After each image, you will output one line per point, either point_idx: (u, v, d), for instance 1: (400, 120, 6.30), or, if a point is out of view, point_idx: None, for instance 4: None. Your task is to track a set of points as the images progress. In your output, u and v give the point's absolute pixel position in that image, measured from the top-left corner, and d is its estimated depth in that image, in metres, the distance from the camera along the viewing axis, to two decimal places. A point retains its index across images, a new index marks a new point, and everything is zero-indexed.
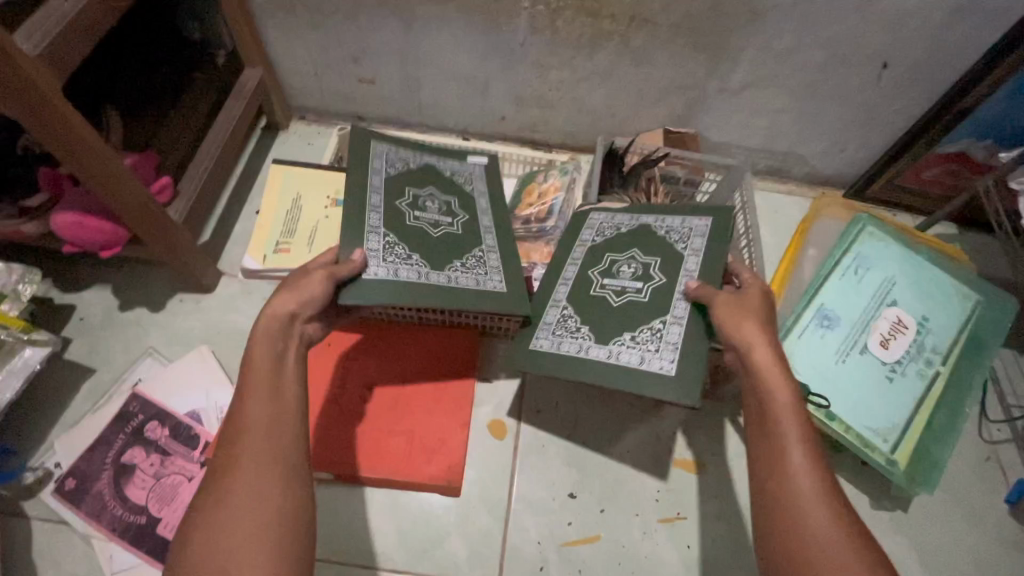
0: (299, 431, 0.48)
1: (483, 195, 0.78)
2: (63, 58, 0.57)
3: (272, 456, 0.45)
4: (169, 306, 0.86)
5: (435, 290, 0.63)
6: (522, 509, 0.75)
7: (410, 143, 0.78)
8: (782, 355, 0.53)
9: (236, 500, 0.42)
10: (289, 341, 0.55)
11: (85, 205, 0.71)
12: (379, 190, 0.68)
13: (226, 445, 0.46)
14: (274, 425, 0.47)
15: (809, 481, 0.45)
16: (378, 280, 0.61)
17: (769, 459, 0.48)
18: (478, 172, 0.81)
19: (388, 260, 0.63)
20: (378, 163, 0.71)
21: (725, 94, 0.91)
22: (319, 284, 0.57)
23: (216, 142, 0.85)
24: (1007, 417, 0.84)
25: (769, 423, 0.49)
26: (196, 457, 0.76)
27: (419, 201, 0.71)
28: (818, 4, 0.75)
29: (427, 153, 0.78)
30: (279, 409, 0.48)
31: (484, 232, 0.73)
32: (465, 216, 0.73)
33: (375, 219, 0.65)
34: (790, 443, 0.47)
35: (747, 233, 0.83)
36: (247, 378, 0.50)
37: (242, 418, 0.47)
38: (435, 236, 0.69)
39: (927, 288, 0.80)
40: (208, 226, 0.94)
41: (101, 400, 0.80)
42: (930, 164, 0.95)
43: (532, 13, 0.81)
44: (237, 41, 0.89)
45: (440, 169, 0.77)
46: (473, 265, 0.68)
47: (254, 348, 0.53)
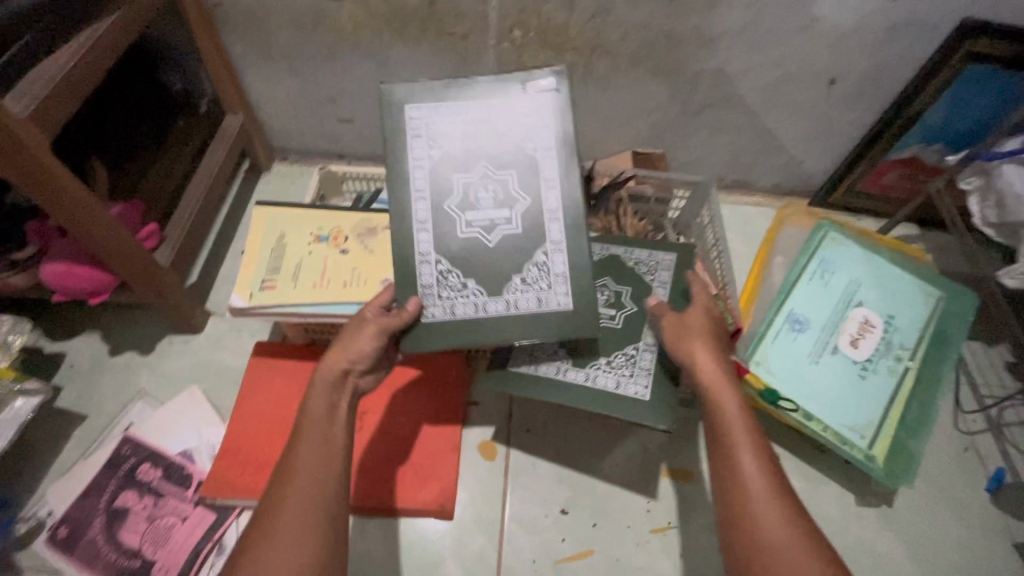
0: (340, 476, 0.52)
1: (549, 154, 0.65)
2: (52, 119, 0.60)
3: (314, 497, 0.50)
4: (158, 349, 0.88)
5: (497, 321, 0.63)
6: (516, 529, 0.76)
7: (456, 93, 0.66)
8: (725, 366, 0.57)
9: (281, 536, 0.47)
10: (343, 393, 0.59)
11: (74, 254, 0.73)
12: (424, 196, 0.64)
13: (277, 484, 0.51)
14: (321, 470, 0.52)
15: (758, 485, 0.49)
16: (438, 321, 0.63)
17: (723, 466, 0.51)
18: (545, 111, 0.65)
19: (443, 295, 0.63)
20: (416, 150, 0.64)
21: (686, 114, 0.96)
22: (370, 337, 0.60)
23: (201, 187, 0.88)
24: (980, 406, 0.87)
25: (720, 436, 0.53)
26: (189, 497, 0.76)
27: (470, 195, 0.64)
28: (764, 29, 0.80)
29: (475, 103, 0.65)
30: (325, 455, 0.53)
31: (550, 220, 0.64)
32: (527, 201, 0.64)
33: (423, 243, 0.64)
34: (740, 450, 0.51)
35: (717, 245, 0.86)
36: (301, 427, 0.55)
37: (295, 462, 0.52)
38: (492, 246, 0.64)
39: (890, 288, 0.84)
40: (195, 268, 0.96)
41: (92, 446, 0.80)
42: (888, 170, 1.00)
43: (499, 50, 0.85)
44: (218, 90, 0.92)
45: (494, 126, 0.65)
46: (534, 279, 0.64)
47: (311, 396, 0.58)
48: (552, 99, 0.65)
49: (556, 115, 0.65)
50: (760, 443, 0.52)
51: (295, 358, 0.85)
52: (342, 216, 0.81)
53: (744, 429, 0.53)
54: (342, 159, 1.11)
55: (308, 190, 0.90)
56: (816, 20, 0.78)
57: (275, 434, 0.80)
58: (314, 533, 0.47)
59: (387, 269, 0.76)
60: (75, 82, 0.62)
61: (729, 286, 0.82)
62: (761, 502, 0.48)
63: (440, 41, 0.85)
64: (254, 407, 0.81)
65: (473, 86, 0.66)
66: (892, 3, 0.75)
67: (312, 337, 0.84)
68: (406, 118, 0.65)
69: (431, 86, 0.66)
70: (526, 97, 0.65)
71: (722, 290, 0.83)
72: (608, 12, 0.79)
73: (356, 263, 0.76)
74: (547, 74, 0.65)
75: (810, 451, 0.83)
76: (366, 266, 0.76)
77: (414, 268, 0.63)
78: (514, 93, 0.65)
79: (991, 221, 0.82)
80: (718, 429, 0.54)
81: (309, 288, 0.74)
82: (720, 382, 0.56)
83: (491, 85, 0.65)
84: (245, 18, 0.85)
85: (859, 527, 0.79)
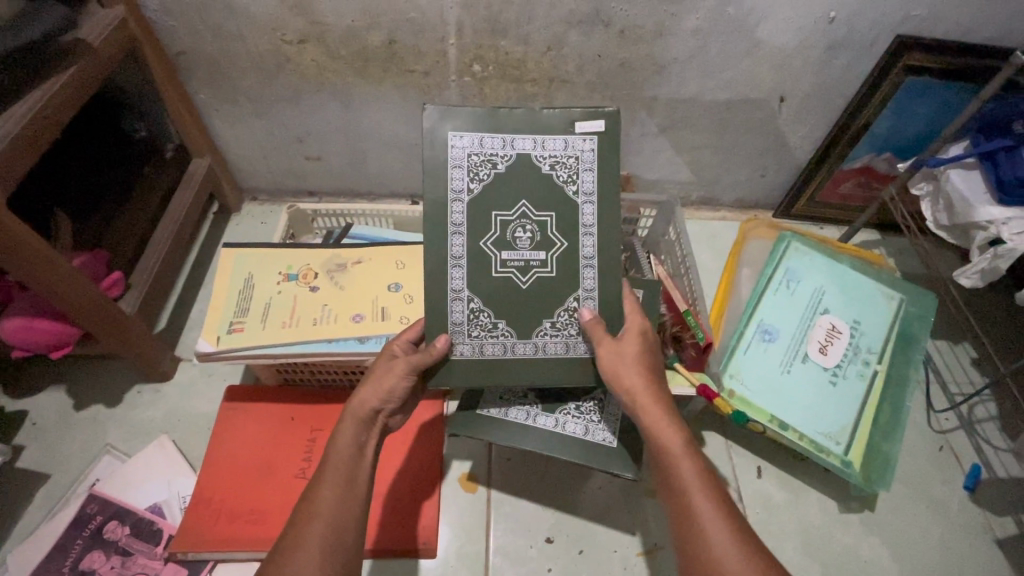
0: (361, 520, 0.51)
1: (590, 198, 0.65)
2: (7, 173, 0.59)
3: (333, 542, 0.48)
4: (127, 399, 0.86)
5: (525, 364, 0.66)
6: (502, 562, 0.75)
7: (501, 125, 0.63)
8: (665, 400, 0.57)
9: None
10: (372, 432, 0.57)
11: (34, 308, 0.71)
12: (461, 233, 0.63)
13: (294, 525, 0.49)
14: (343, 512, 0.50)
15: (715, 526, 0.48)
16: (466, 359, 0.65)
17: (681, 515, 0.50)
18: (591, 153, 0.64)
19: (473, 335, 0.64)
20: (457, 182, 0.63)
21: (647, 137, 0.99)
22: (401, 377, 0.58)
23: (167, 232, 0.88)
24: (952, 404, 0.89)
25: (670, 473, 0.52)
26: (160, 554, 0.73)
27: (508, 234, 0.64)
28: (711, 54, 0.84)
29: (521, 138, 0.63)
30: (349, 495, 0.51)
31: (585, 265, 0.65)
32: (564, 244, 0.64)
33: (457, 280, 0.63)
34: (693, 489, 0.50)
35: (684, 261, 0.86)
36: (328, 462, 0.53)
37: (315, 503, 0.50)
38: (525, 286, 0.65)
39: (853, 295, 0.86)
40: (164, 314, 0.95)
41: (58, 504, 0.77)
42: (845, 178, 1.04)
43: (460, 84, 0.88)
44: (184, 136, 0.93)
45: (540, 163, 0.64)
46: (564, 324, 0.65)
47: (340, 433, 0.56)
48: (599, 142, 0.64)
49: (601, 158, 0.64)
50: (710, 482, 0.51)
51: (269, 400, 0.84)
52: (313, 254, 0.81)
53: (688, 465, 0.52)
54: (313, 196, 1.12)
55: (277, 230, 0.90)
56: (761, 43, 0.82)
57: (252, 476, 0.78)
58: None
59: (357, 303, 0.76)
60: (32, 133, 0.62)
61: (699, 302, 0.83)
62: (724, 549, 0.46)
63: (403, 78, 0.87)
64: (226, 452, 0.79)
65: (519, 118, 0.64)
66: (829, 25, 0.79)
67: (285, 377, 0.84)
68: (449, 145, 0.63)
69: (476, 113, 0.63)
70: (573, 137, 0.64)
71: (692, 305, 0.84)
72: (562, 44, 0.82)
73: (326, 301, 0.76)
74: (597, 116, 0.64)
75: (789, 460, 0.84)
76: (336, 302, 0.76)
77: (446, 306, 0.63)
78: (561, 132, 0.64)
79: (942, 223, 0.84)
80: (668, 475, 0.52)
81: (278, 328, 0.73)
82: (658, 421, 0.55)
83: (537, 120, 0.64)
84: (207, 65, 0.86)
85: (844, 534, 0.79)
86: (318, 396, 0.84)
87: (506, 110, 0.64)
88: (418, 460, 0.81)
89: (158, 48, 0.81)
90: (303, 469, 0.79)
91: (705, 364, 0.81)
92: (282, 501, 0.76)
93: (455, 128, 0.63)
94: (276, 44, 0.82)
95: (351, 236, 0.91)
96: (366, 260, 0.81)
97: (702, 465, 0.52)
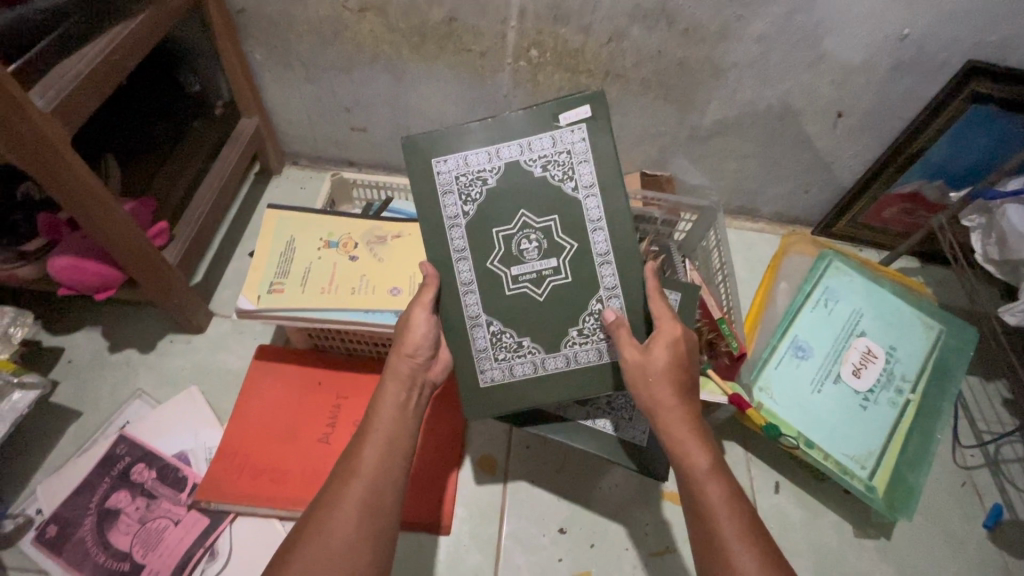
0: (400, 485, 0.52)
1: (591, 191, 0.63)
2: (77, 113, 0.60)
3: (378, 483, 0.51)
4: (159, 347, 0.87)
5: (557, 378, 0.66)
6: (513, 546, 0.76)
7: (482, 140, 0.63)
8: (692, 416, 0.56)
9: (333, 537, 0.47)
10: (413, 389, 0.60)
11: (83, 248, 0.72)
12: (465, 257, 0.64)
13: (344, 463, 0.52)
14: (383, 474, 0.52)
15: (742, 556, 0.47)
16: (497, 382, 0.66)
17: (705, 539, 0.50)
18: (582, 143, 0.62)
19: (501, 358, 0.65)
20: (451, 208, 0.63)
21: (695, 140, 0.98)
22: (425, 321, 0.62)
23: (213, 187, 0.88)
24: (979, 441, 0.88)
25: (695, 494, 0.52)
26: (183, 500, 0.75)
27: (514, 247, 0.64)
28: (773, 62, 0.82)
29: (507, 145, 0.63)
30: (388, 459, 0.53)
31: (601, 263, 0.64)
32: (573, 246, 0.64)
33: (472, 307, 0.64)
34: (720, 515, 0.50)
35: (722, 270, 0.86)
36: (372, 423, 0.55)
37: (361, 449, 0.53)
38: (542, 298, 0.65)
39: (892, 321, 0.84)
40: (200, 268, 0.97)
41: (87, 443, 0.79)
42: (889, 204, 1.02)
43: (515, 68, 0.87)
44: (235, 94, 0.94)
45: (530, 167, 0.63)
46: (591, 330, 0.65)
47: (386, 388, 0.59)
48: (589, 127, 0.62)
49: (593, 146, 0.63)
50: (736, 506, 0.50)
51: (297, 364, 0.84)
52: (351, 223, 0.81)
53: (715, 488, 0.51)
54: (353, 166, 1.12)
55: (319, 197, 0.91)
56: (826, 55, 0.80)
57: (277, 436, 0.79)
58: (366, 540, 0.48)
59: (394, 277, 0.76)
60: (99, 77, 0.62)
61: (734, 312, 0.83)
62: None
63: (457, 57, 0.86)
64: (253, 408, 0.81)
65: (498, 127, 0.63)
66: (900, 43, 0.77)
67: (315, 343, 0.84)
68: (435, 172, 0.63)
69: (454, 134, 0.63)
70: (561, 131, 0.63)
71: (726, 313, 0.84)
72: (623, 38, 0.81)
73: (365, 271, 0.76)
74: (579, 102, 0.62)
75: (809, 480, 0.83)
76: (374, 274, 0.76)
77: (468, 333, 0.65)
78: (547, 130, 0.62)
79: (992, 257, 0.83)
80: (693, 497, 0.52)
81: (317, 294, 0.73)
82: (686, 440, 0.54)
83: (525, 121, 0.63)
84: (266, 26, 0.86)
85: (857, 559, 0.78)
86: (347, 362, 0.85)
87: (475, 123, 0.63)
88: (441, 439, 0.82)
89: (221, 5, 0.81)
90: (327, 433, 0.80)
91: (738, 373, 0.80)
92: (303, 458, 0.77)
93: (437, 155, 0.64)
94: (337, 12, 0.82)
95: (391, 210, 0.90)
96: (405, 235, 0.80)
97: (730, 488, 0.52)
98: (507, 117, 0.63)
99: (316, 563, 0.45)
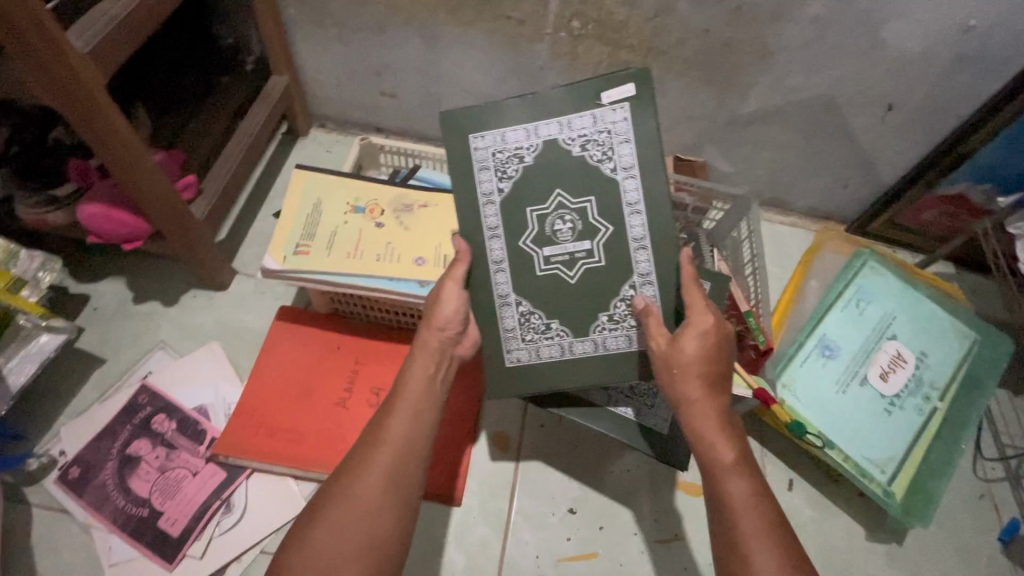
0: (425, 456, 0.52)
1: (630, 172, 0.61)
2: (110, 57, 0.59)
3: (404, 452, 0.51)
4: (182, 301, 0.88)
5: (585, 362, 0.65)
6: (522, 522, 0.76)
7: (521, 116, 0.61)
8: (721, 410, 0.55)
9: (358, 500, 0.48)
10: (442, 363, 0.59)
11: (112, 197, 0.72)
12: (498, 235, 0.63)
13: (373, 429, 0.53)
14: (410, 443, 0.51)
15: (760, 554, 0.46)
16: (523, 363, 0.65)
17: (723, 534, 0.49)
18: (623, 123, 0.60)
19: (528, 339, 0.65)
20: (486, 184, 0.62)
21: (734, 126, 0.94)
22: (455, 297, 0.61)
23: (241, 142, 0.87)
24: (1001, 455, 0.86)
25: (717, 488, 0.51)
26: (201, 453, 0.76)
27: (547, 228, 0.62)
28: (825, 47, 0.78)
29: (546, 123, 0.61)
30: (416, 433, 0.52)
31: (637, 248, 0.63)
32: (609, 229, 0.62)
33: (502, 285, 0.63)
34: (742, 512, 0.48)
35: (753, 261, 0.84)
36: (401, 393, 0.55)
37: (388, 416, 0.53)
38: (574, 280, 0.63)
39: (926, 325, 0.81)
40: (224, 226, 0.96)
41: (110, 390, 0.81)
42: (930, 206, 0.98)
43: (554, 39, 0.84)
44: (267, 50, 0.92)
45: (569, 145, 0.61)
46: (621, 316, 0.64)
47: (415, 360, 0.58)
48: (632, 107, 0.60)
49: (636, 127, 0.60)
50: (757, 503, 0.49)
51: (317, 327, 0.84)
52: (379, 189, 0.80)
53: (737, 484, 0.50)
54: (380, 132, 1.10)
55: (347, 161, 0.89)
56: (882, 44, 0.76)
57: (295, 397, 0.79)
58: (390, 508, 0.48)
59: (419, 247, 0.75)
60: (135, 18, 0.60)
61: (763, 305, 0.81)
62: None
63: (495, 24, 0.83)
64: (272, 366, 0.81)
65: (538, 103, 0.61)
66: (965, 34, 0.73)
67: (336, 307, 0.83)
68: (472, 148, 0.62)
69: (493, 109, 0.61)
70: (601, 109, 0.60)
71: (754, 307, 0.82)
72: (670, 12, 0.77)
73: (391, 238, 0.75)
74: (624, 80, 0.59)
75: (824, 481, 0.82)
76: (400, 242, 0.75)
77: (497, 312, 0.64)
78: (588, 108, 0.60)
79: None
80: (715, 492, 0.51)
81: (344, 258, 0.73)
82: (711, 433, 0.53)
83: (563, 92, 0.60)
84: None
85: (865, 562, 0.78)
86: (365, 327, 0.84)
87: (513, 100, 0.61)
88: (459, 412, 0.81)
89: None
90: (344, 398, 0.80)
91: (762, 367, 0.80)
92: (322, 422, 0.78)
93: (473, 131, 0.62)
94: None
95: (418, 178, 0.88)
96: (432, 205, 0.79)
97: (753, 485, 0.50)
98: (547, 92, 0.61)
99: (337, 524, 0.46)
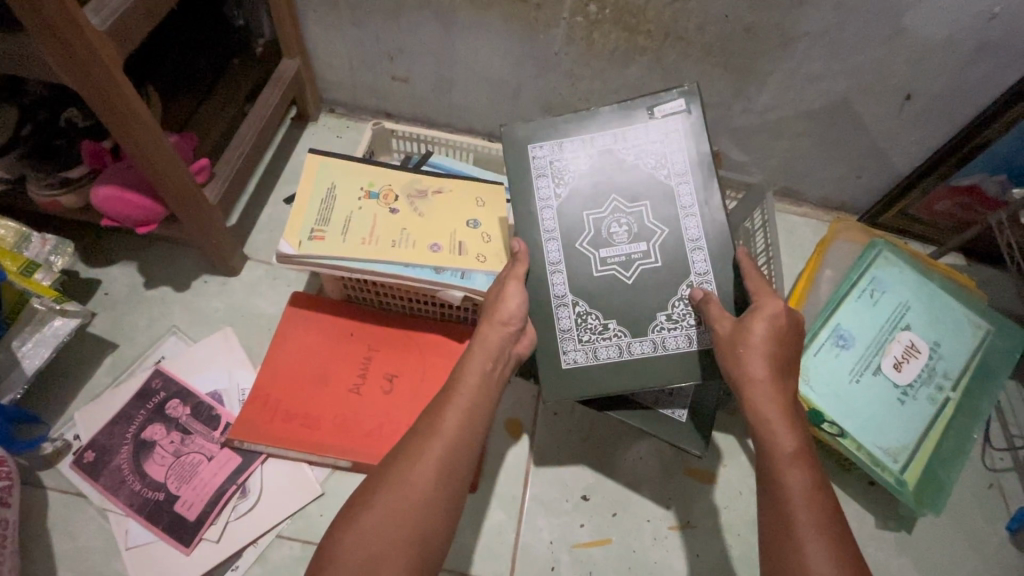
0: (474, 454, 0.53)
1: (684, 178, 0.66)
2: (125, 33, 0.57)
3: (454, 448, 0.52)
4: (194, 287, 0.87)
5: (646, 364, 0.65)
6: (537, 508, 0.76)
7: (576, 130, 0.67)
8: (787, 400, 0.55)
9: (414, 490, 0.49)
10: (496, 364, 0.59)
11: (126, 179, 0.71)
12: (554, 238, 0.66)
13: (428, 420, 0.54)
14: (461, 439, 0.52)
15: (814, 541, 0.46)
16: (580, 364, 0.66)
17: (775, 520, 0.49)
18: (675, 134, 0.66)
19: (584, 340, 0.66)
20: (544, 190, 0.67)
21: (749, 114, 0.93)
22: (517, 294, 0.62)
23: (253, 126, 0.85)
24: (1009, 445, 0.86)
25: (771, 475, 0.51)
26: (217, 438, 0.76)
27: (603, 231, 0.66)
28: (846, 34, 0.77)
29: (601, 134, 0.67)
30: (467, 425, 0.53)
31: (693, 249, 0.65)
32: (664, 231, 0.66)
33: (559, 286, 0.66)
34: (798, 501, 0.49)
35: (767, 250, 0.81)
36: (456, 388, 0.56)
37: (442, 410, 0.54)
38: (630, 281, 0.66)
39: (939, 316, 0.81)
40: (234, 212, 0.95)
41: (124, 374, 0.81)
42: (942, 197, 0.97)
43: (570, 24, 0.83)
44: (278, 34, 0.90)
45: (623, 155, 0.67)
46: (681, 316, 0.65)
47: (470, 358, 0.58)
48: (684, 121, 0.66)
49: (688, 135, 0.66)
50: (816, 497, 0.49)
51: (333, 315, 0.82)
52: (395, 175, 0.79)
53: (797, 475, 0.50)
54: (390, 118, 1.09)
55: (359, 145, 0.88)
56: (904, 31, 0.75)
57: (309, 385, 0.78)
58: (439, 501, 0.49)
59: (435, 233, 0.74)
60: None
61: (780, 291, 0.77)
62: (823, 566, 0.45)
63: (510, 7, 0.82)
64: (287, 352, 0.80)
65: (595, 120, 0.68)
66: (987, 22, 0.72)
67: (348, 294, 0.82)
68: (531, 156, 0.67)
69: (552, 125, 0.68)
70: (654, 123, 0.67)
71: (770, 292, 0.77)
72: None
73: (405, 225, 0.74)
74: (675, 96, 0.66)
75: (835, 470, 0.83)
76: (416, 229, 0.74)
77: (553, 313, 0.66)
78: (642, 122, 0.67)
79: None
80: (769, 480, 0.51)
81: (359, 244, 0.72)
82: (771, 421, 0.53)
83: None
84: None
85: (875, 549, 0.79)
86: (374, 316, 0.83)
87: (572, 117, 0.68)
88: None
89: None
90: (358, 384, 0.79)
91: None
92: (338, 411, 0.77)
93: (533, 142, 0.68)
94: None
95: (430, 164, 0.88)
96: (447, 190, 0.78)
97: (813, 479, 0.50)
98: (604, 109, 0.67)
99: (389, 509, 0.47)
